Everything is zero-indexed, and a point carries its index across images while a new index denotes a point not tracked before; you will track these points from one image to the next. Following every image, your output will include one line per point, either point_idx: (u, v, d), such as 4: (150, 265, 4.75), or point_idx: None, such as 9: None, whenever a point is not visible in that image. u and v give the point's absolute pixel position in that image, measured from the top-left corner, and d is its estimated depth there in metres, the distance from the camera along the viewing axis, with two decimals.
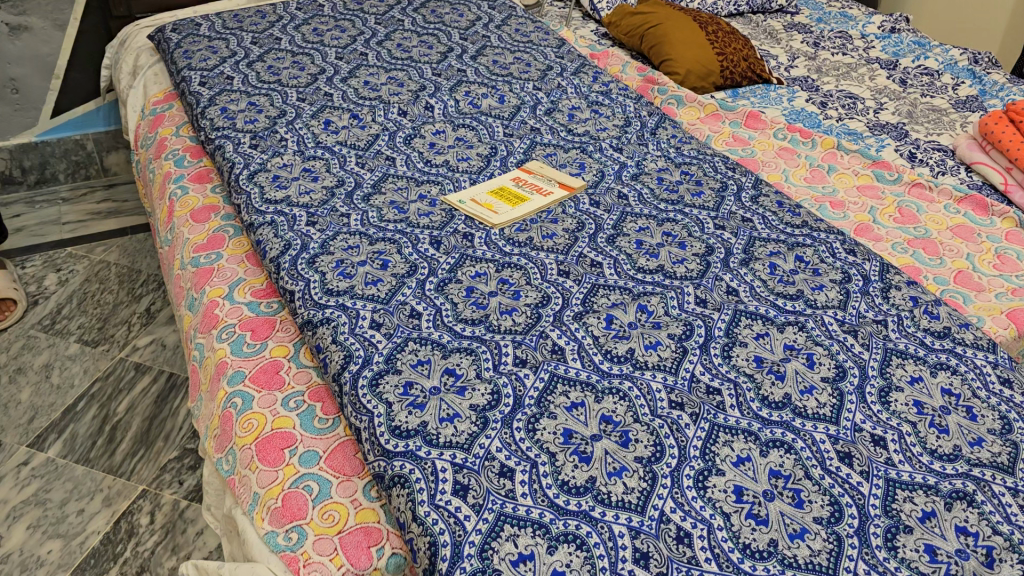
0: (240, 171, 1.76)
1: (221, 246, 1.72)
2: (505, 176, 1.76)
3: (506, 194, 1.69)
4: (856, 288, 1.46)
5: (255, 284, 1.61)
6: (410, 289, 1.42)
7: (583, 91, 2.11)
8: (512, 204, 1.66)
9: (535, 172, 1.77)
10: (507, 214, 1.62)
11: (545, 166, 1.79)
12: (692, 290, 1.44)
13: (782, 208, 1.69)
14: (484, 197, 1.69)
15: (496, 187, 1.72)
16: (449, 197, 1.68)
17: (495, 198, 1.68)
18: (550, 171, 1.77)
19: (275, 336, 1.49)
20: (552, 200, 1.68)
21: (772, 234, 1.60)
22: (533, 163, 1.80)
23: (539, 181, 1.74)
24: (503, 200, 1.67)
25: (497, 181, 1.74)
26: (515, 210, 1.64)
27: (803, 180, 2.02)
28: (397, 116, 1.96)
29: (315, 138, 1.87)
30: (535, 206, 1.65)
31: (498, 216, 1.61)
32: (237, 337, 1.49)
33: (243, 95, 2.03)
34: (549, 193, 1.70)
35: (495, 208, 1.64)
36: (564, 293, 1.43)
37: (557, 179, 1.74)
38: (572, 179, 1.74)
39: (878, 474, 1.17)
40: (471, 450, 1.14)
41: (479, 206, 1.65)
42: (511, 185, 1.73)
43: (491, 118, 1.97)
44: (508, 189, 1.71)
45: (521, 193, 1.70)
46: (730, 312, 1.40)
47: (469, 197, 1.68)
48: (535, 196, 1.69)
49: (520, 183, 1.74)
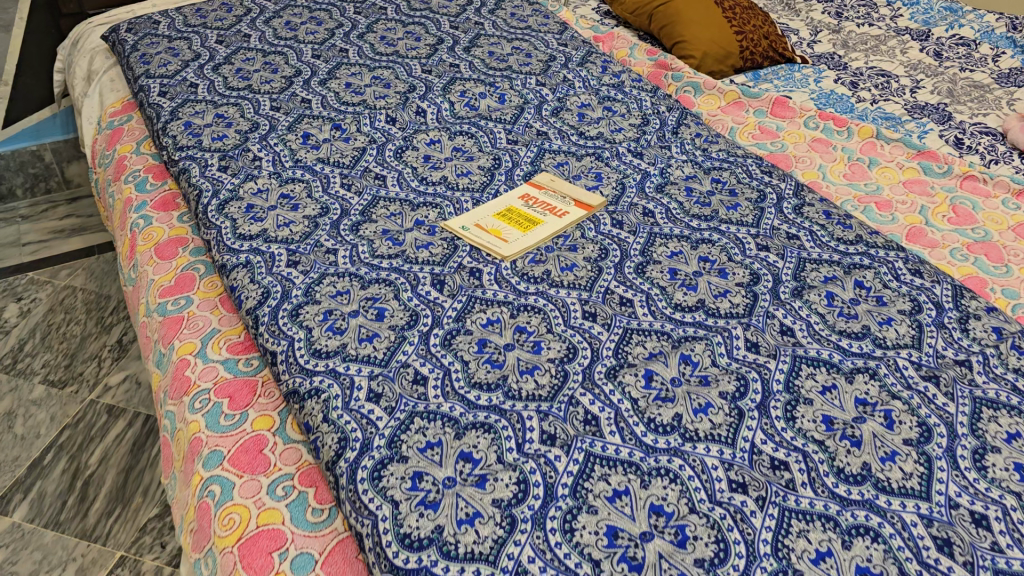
0: (209, 201, 1.54)
1: (191, 288, 1.51)
2: (512, 194, 1.55)
3: (516, 217, 1.48)
4: (929, 321, 1.26)
5: (231, 336, 1.40)
6: (412, 345, 1.21)
7: (592, 84, 1.88)
8: (524, 229, 1.45)
9: (544, 188, 1.56)
10: (518, 243, 1.41)
11: (555, 179, 1.58)
12: (741, 332, 1.23)
13: (831, 221, 1.48)
14: (491, 221, 1.47)
15: (504, 208, 1.51)
16: (450, 223, 1.47)
17: (504, 222, 1.47)
18: (562, 185, 1.56)
19: (257, 403, 1.28)
20: (569, 220, 1.47)
21: (824, 254, 1.39)
22: (541, 177, 1.58)
23: (551, 197, 1.53)
24: (513, 224, 1.46)
25: (504, 202, 1.52)
26: (528, 236, 1.43)
27: (843, 178, 1.81)
28: (385, 124, 1.73)
29: (293, 155, 1.64)
30: (550, 230, 1.44)
31: (510, 245, 1.40)
32: (212, 406, 1.27)
33: (208, 105, 1.79)
34: (565, 212, 1.49)
35: (504, 235, 1.43)
36: (592, 342, 1.22)
37: (572, 195, 1.53)
38: (588, 193, 1.53)
39: (985, 565, 0.96)
40: (498, 563, 0.93)
41: (485, 233, 1.44)
42: (520, 205, 1.51)
43: (491, 122, 1.74)
44: (517, 210, 1.50)
45: (532, 214, 1.49)
46: (788, 360, 1.19)
47: (473, 222, 1.47)
48: (549, 217, 1.48)
49: (529, 202, 1.52)
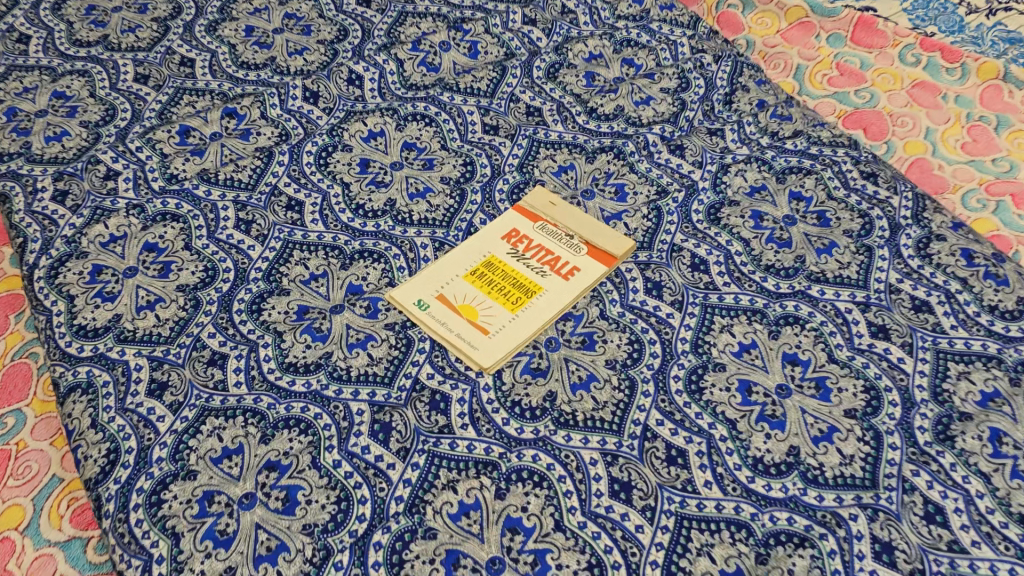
0: (34, 261, 1.01)
1: (25, 395, 1.01)
2: (493, 233, 1.03)
3: (499, 280, 0.97)
4: None
5: (76, 493, 0.92)
6: (340, 571, 0.76)
7: (603, 18, 1.30)
8: (512, 304, 0.95)
9: (541, 220, 1.04)
10: (505, 336, 0.91)
11: (556, 203, 1.06)
12: (866, 526, 0.77)
13: (977, 270, 0.97)
14: (463, 289, 0.97)
15: (482, 262, 1.00)
16: (399, 296, 0.97)
17: (482, 290, 0.96)
18: (567, 215, 1.04)
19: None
20: (581, 284, 0.97)
21: (973, 342, 0.91)
22: (534, 199, 1.07)
23: (552, 238, 1.02)
24: (495, 296, 0.96)
25: (482, 249, 1.01)
26: (519, 322, 0.93)
27: (961, 151, 1.20)
28: (303, 104, 1.18)
29: (165, 171, 1.11)
30: (553, 308, 0.94)
31: (492, 343, 0.91)
32: None
33: (43, 76, 1.22)
34: (573, 268, 0.98)
35: (483, 319, 0.93)
36: (628, 553, 0.76)
37: (582, 233, 1.02)
38: (606, 229, 1.02)
39: None
40: None
41: (453, 316, 0.94)
42: (506, 254, 1.01)
43: (458, 95, 1.19)
44: (502, 265, 0.99)
45: (524, 273, 0.98)
46: None
47: (436, 292, 0.97)
48: (550, 277, 0.97)
49: (520, 249, 1.01)
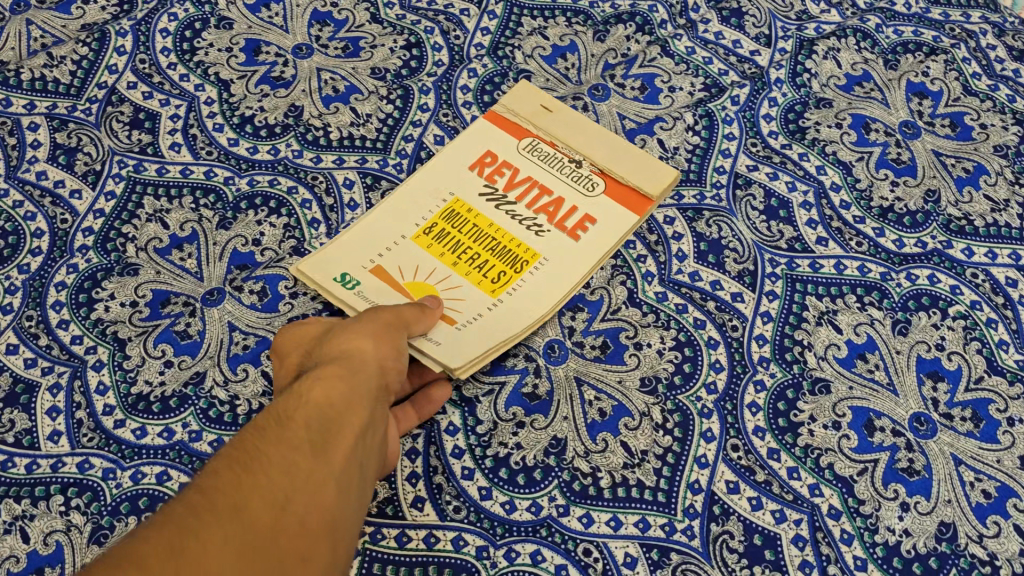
0: None
1: None
2: (455, 158, 0.65)
3: (470, 241, 0.61)
4: None
5: None
6: None
7: None
8: (491, 280, 0.59)
9: (530, 134, 0.66)
10: (483, 332, 0.57)
11: (551, 108, 0.67)
12: None
13: None
14: (412, 256, 0.60)
15: (441, 208, 0.63)
16: (311, 270, 0.60)
17: (442, 258, 0.60)
18: (570, 128, 0.66)
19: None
20: (598, 245, 0.61)
21: None
22: (517, 99, 0.67)
23: (548, 167, 0.65)
24: (464, 268, 0.60)
25: (439, 188, 0.64)
26: (505, 313, 0.58)
27: None
28: None
29: None
30: (560, 286, 0.59)
31: (463, 341, 0.56)
32: None
33: None
34: (583, 217, 0.62)
35: (446, 307, 0.58)
36: None
37: (596, 158, 0.64)
38: (631, 151, 0.65)
39: None
40: None
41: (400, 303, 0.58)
42: (477, 195, 0.63)
43: None
44: (473, 215, 0.62)
45: (507, 227, 0.62)
46: None
47: (370, 262, 0.60)
48: (548, 235, 0.61)
49: (499, 185, 0.64)
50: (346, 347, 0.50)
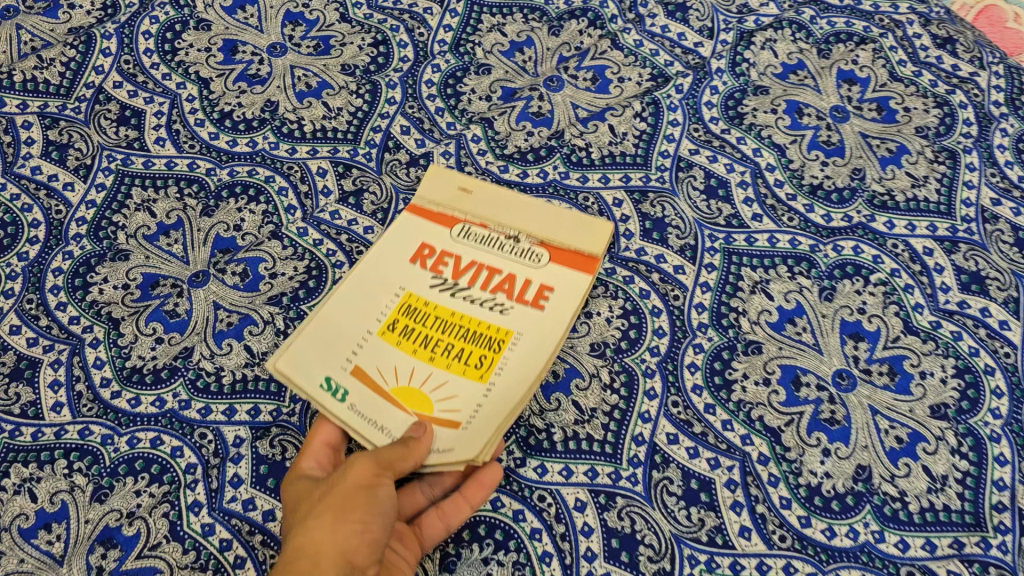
0: None
1: None
2: (396, 253, 0.65)
3: (438, 333, 0.61)
4: None
5: None
6: None
7: None
8: (476, 368, 0.60)
9: (460, 221, 0.67)
10: (486, 422, 0.57)
11: (471, 188, 0.69)
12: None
13: None
14: (386, 355, 0.60)
15: (395, 304, 0.63)
16: (289, 371, 0.59)
17: (419, 357, 0.60)
18: (497, 207, 0.68)
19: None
20: (563, 311, 0.62)
21: None
22: (434, 188, 0.69)
23: (489, 249, 0.66)
24: (445, 362, 0.60)
25: (390, 282, 0.64)
26: (504, 401, 0.58)
27: None
28: None
29: None
30: (536, 352, 0.60)
31: (477, 442, 0.56)
32: None
33: None
34: (540, 287, 0.63)
35: (442, 409, 0.58)
36: None
37: (530, 230, 0.66)
38: (563, 216, 0.67)
39: None
40: None
41: (395, 411, 0.58)
42: (428, 285, 0.64)
43: None
44: (431, 307, 0.63)
45: (470, 312, 0.62)
46: None
47: (347, 364, 0.60)
48: (511, 312, 0.62)
49: (447, 275, 0.64)
50: (312, 534, 0.49)
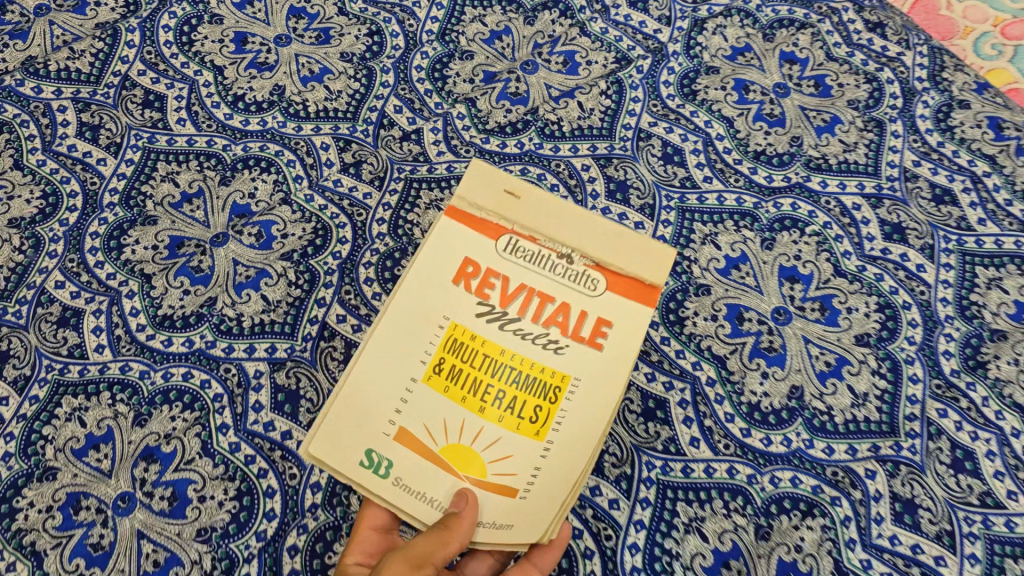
0: None
1: None
2: (435, 273, 0.57)
3: (486, 377, 0.54)
4: None
5: None
6: None
7: None
8: (532, 424, 0.54)
9: (506, 230, 0.56)
10: (545, 487, 0.55)
11: (520, 192, 0.57)
12: (888, 483, 0.64)
13: (1005, 148, 0.80)
14: (433, 407, 0.55)
15: (439, 338, 0.56)
16: (328, 451, 0.55)
17: (466, 406, 0.54)
18: (551, 218, 0.56)
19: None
20: (622, 356, 0.56)
21: (1005, 241, 0.75)
22: (475, 189, 0.57)
23: (538, 268, 0.56)
24: (496, 415, 0.54)
25: (431, 309, 0.56)
26: (563, 458, 0.55)
27: None
28: None
29: None
30: (594, 407, 0.55)
31: (535, 512, 0.55)
32: None
33: None
34: (596, 322, 0.55)
35: (495, 472, 0.54)
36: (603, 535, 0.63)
37: (588, 249, 0.56)
38: (629, 234, 0.55)
39: None
40: None
41: (442, 476, 0.54)
42: (473, 313, 0.56)
43: None
44: (479, 342, 0.55)
45: (522, 350, 0.55)
46: (978, 551, 0.62)
47: (391, 429, 0.55)
48: (568, 352, 0.55)
49: (494, 300, 0.56)
50: None
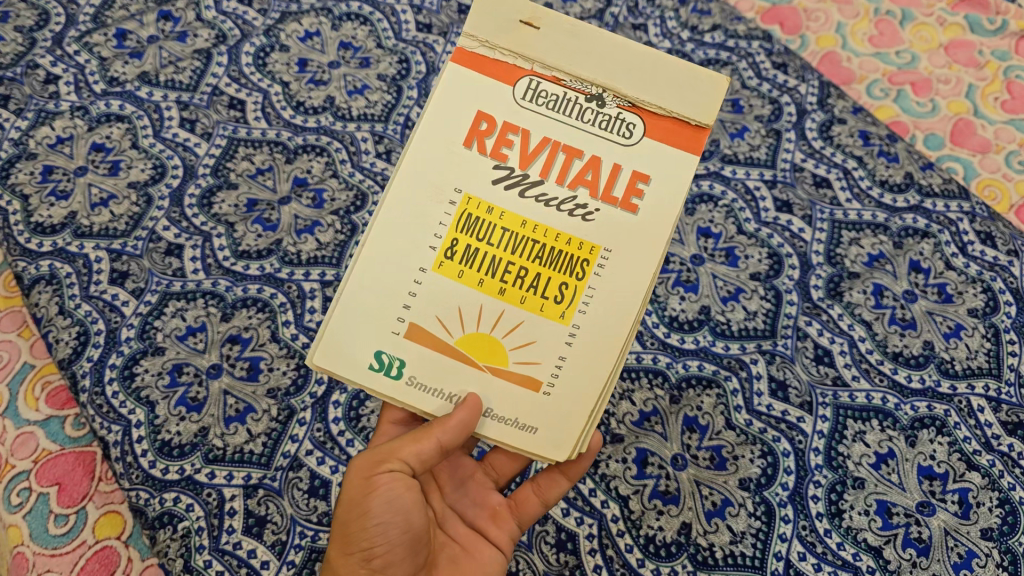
0: None
1: None
2: (448, 128, 0.58)
3: (507, 255, 0.58)
4: (1007, 325, 0.92)
5: (50, 376, 0.92)
6: (303, 426, 0.87)
7: None
8: (555, 305, 0.58)
9: (525, 73, 0.57)
10: (572, 381, 0.59)
11: (537, 21, 0.57)
12: (766, 369, 0.89)
13: (870, 150, 1.06)
14: (444, 294, 0.58)
15: (454, 212, 0.58)
16: (335, 361, 0.59)
17: (486, 292, 0.58)
18: (570, 51, 0.57)
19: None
20: (653, 215, 0.58)
21: (865, 213, 1.00)
22: (490, 28, 0.57)
23: (561, 117, 0.57)
24: (518, 297, 0.58)
25: (440, 184, 0.58)
26: (588, 343, 0.59)
27: (869, 44, 1.26)
28: (237, 6, 1.18)
29: (105, 74, 1.12)
30: (614, 290, 0.58)
31: (559, 418, 0.59)
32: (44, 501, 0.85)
33: None
34: (632, 179, 0.57)
35: (518, 362, 0.59)
36: None
37: (620, 89, 0.57)
38: (662, 63, 0.57)
39: None
40: None
41: (464, 370, 0.59)
42: (490, 181, 0.58)
43: None
44: (496, 213, 0.58)
45: (545, 219, 0.57)
46: (829, 413, 0.86)
47: (401, 327, 0.59)
48: (597, 217, 0.58)
49: (513, 160, 0.58)
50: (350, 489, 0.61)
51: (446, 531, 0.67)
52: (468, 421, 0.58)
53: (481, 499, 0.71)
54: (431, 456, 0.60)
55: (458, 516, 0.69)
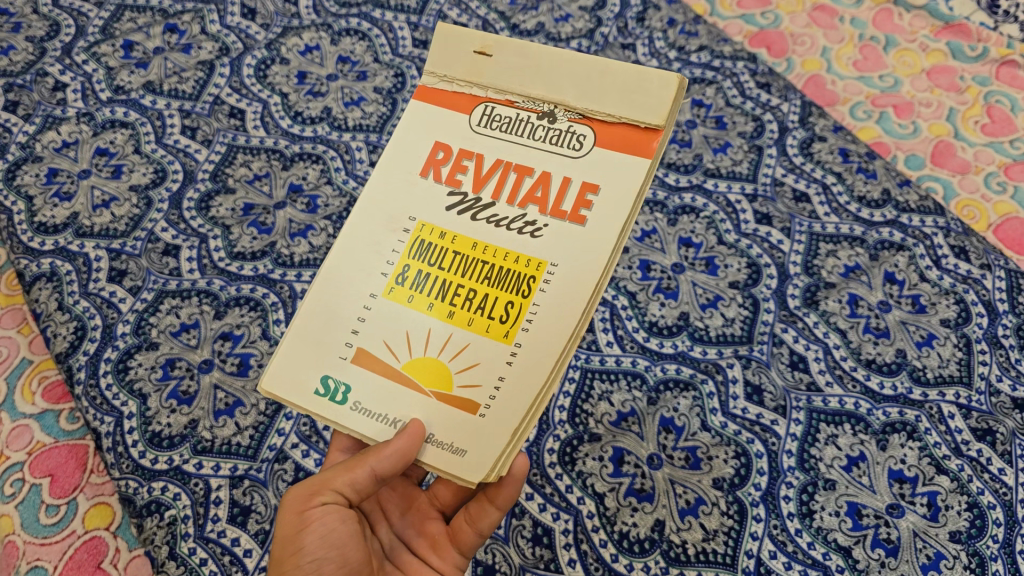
0: None
1: None
2: (406, 162, 0.63)
3: (456, 278, 0.60)
4: (979, 335, 0.95)
5: (47, 371, 0.95)
6: (289, 420, 0.90)
7: None
8: (501, 325, 0.59)
9: (480, 102, 0.62)
10: (510, 401, 0.57)
11: (488, 48, 0.61)
12: (742, 374, 0.91)
13: (849, 166, 1.09)
14: (394, 318, 0.60)
15: (407, 239, 0.61)
16: (281, 385, 0.60)
17: (436, 315, 0.60)
18: (519, 74, 0.61)
19: (119, 572, 0.83)
20: (600, 225, 0.58)
21: (842, 226, 1.03)
22: (448, 63, 0.63)
23: (517, 138, 0.61)
24: (467, 320, 0.59)
25: (397, 212, 0.62)
26: (530, 362, 0.58)
27: (853, 68, 1.21)
28: (241, 21, 1.23)
29: (111, 83, 1.16)
30: (552, 310, 0.58)
31: (489, 436, 0.57)
32: (38, 493, 0.87)
33: None
34: (580, 193, 0.59)
35: (459, 385, 0.58)
36: None
37: (570, 103, 0.60)
38: (608, 73, 0.58)
39: None
40: None
41: (405, 393, 0.59)
42: (443, 207, 0.61)
43: (390, 12, 1.25)
44: (448, 237, 0.61)
45: (494, 239, 0.60)
46: (802, 417, 0.88)
47: (348, 352, 0.60)
48: (546, 233, 0.59)
49: (467, 186, 0.61)
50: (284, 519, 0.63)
51: (390, 560, 0.69)
52: (406, 448, 0.57)
53: (425, 528, 0.72)
54: (366, 484, 0.61)
55: (402, 545, 0.70)
